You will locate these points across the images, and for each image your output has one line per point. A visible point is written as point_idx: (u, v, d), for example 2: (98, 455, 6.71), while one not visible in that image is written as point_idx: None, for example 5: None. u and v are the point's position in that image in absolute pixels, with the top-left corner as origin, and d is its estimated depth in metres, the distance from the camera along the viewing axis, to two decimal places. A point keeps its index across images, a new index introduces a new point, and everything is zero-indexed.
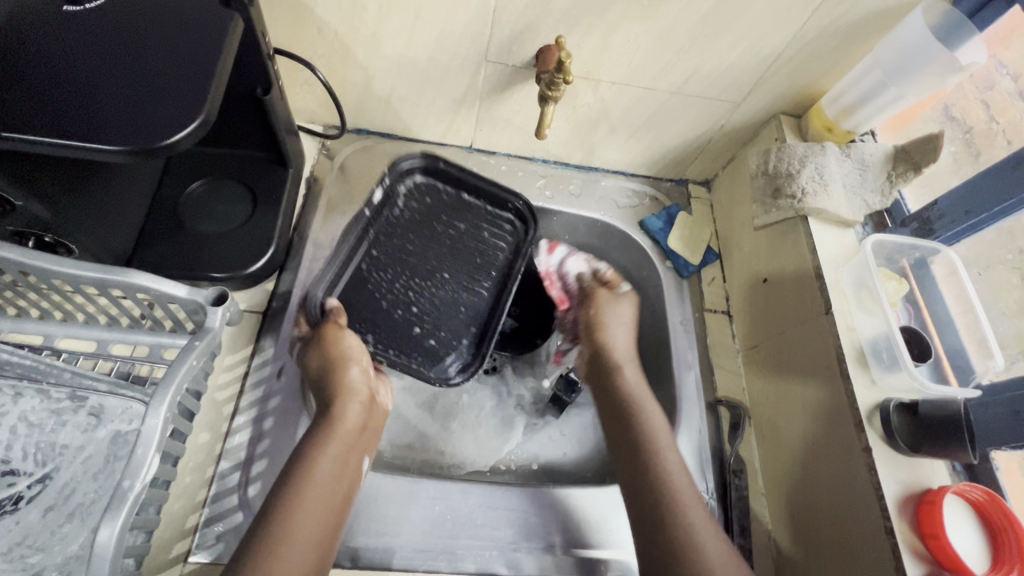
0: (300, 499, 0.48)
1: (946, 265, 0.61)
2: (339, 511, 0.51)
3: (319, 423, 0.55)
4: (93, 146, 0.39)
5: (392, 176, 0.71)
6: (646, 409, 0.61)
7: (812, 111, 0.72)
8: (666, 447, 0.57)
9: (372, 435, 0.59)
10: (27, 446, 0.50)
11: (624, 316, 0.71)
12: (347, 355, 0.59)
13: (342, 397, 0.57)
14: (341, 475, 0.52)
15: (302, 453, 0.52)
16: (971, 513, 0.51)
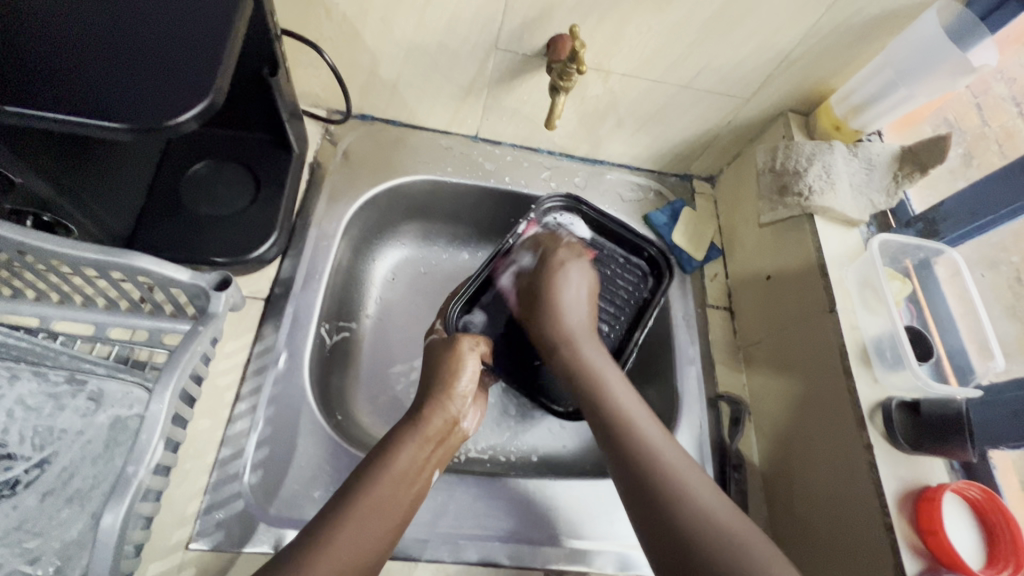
0: (374, 487, 0.48)
1: (949, 266, 0.62)
2: (407, 510, 0.49)
3: (408, 419, 0.55)
4: (97, 122, 0.38)
5: (539, 212, 0.72)
6: (606, 373, 0.59)
7: (821, 109, 0.72)
8: (644, 424, 0.55)
9: (455, 444, 0.57)
10: (24, 430, 0.49)
11: (580, 283, 0.67)
12: (455, 369, 0.59)
13: (440, 399, 0.57)
14: (415, 474, 0.51)
15: (383, 447, 0.52)
16: (969, 511, 0.52)
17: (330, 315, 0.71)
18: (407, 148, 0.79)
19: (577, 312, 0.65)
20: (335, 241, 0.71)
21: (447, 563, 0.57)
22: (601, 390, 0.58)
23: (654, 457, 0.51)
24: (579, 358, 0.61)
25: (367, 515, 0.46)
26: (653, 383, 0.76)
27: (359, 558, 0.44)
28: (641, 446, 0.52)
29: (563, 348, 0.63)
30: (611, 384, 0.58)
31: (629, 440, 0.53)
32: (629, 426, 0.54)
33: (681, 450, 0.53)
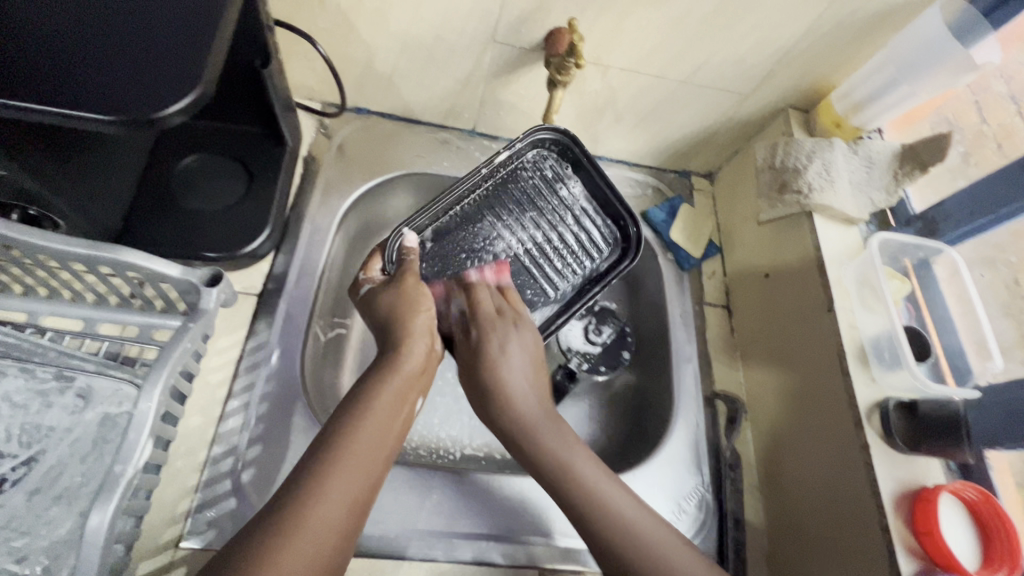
0: (359, 423, 0.45)
1: (948, 266, 0.61)
2: (395, 443, 0.47)
3: (384, 359, 0.52)
4: (85, 115, 0.37)
5: (525, 140, 0.67)
6: (574, 455, 0.52)
7: (822, 106, 0.72)
8: (592, 480, 0.50)
9: (432, 378, 0.56)
10: (11, 427, 0.48)
11: (518, 362, 0.57)
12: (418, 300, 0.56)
13: (412, 335, 0.54)
14: (401, 406, 0.49)
15: (362, 383, 0.50)
16: (964, 512, 0.52)
17: (324, 312, 0.71)
18: (403, 142, 0.78)
19: (529, 399, 0.56)
20: (329, 236, 0.70)
21: (440, 562, 0.56)
22: (550, 458, 0.51)
23: (615, 530, 0.47)
24: (534, 443, 0.53)
25: (359, 445, 0.43)
26: (650, 381, 0.75)
27: (361, 488, 0.42)
28: (603, 526, 0.47)
29: (525, 441, 0.53)
30: (540, 429, 0.53)
31: (568, 494, 0.50)
32: (584, 491, 0.49)
33: (637, 499, 0.50)
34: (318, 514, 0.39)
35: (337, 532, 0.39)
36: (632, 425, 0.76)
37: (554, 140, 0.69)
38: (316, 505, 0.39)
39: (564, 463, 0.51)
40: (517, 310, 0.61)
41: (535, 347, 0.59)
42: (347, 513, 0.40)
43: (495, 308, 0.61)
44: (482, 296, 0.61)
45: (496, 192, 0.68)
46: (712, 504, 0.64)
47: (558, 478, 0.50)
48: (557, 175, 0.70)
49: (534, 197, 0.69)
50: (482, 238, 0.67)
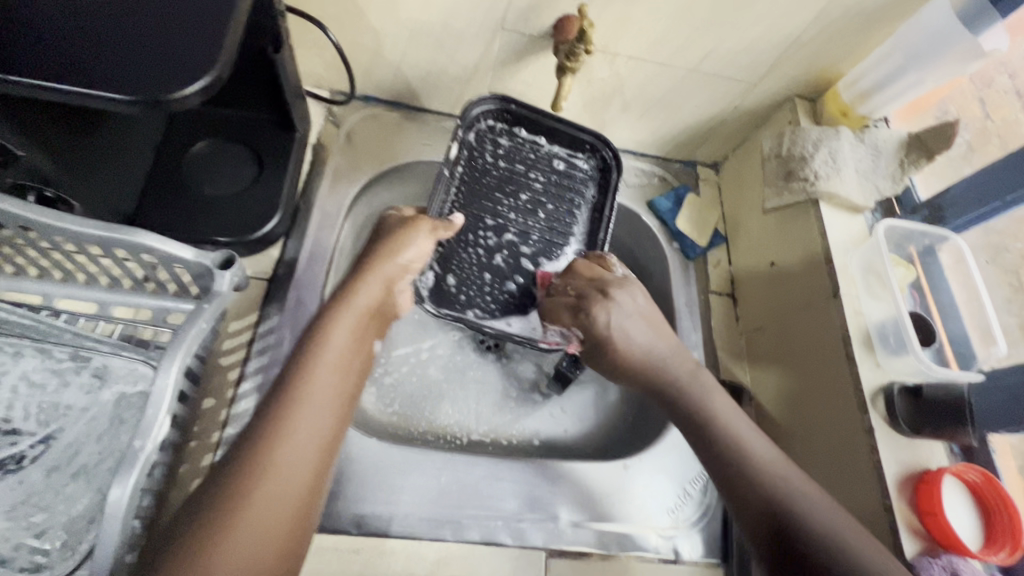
0: (314, 365, 0.44)
1: (953, 253, 0.62)
2: (355, 384, 0.47)
3: (331, 301, 0.51)
4: (103, 95, 0.38)
5: (466, 119, 0.68)
6: (713, 405, 0.52)
7: (828, 94, 0.72)
8: (744, 431, 0.49)
9: (386, 318, 0.55)
10: (29, 406, 0.49)
11: (639, 303, 0.58)
12: (413, 242, 0.57)
13: (368, 276, 0.53)
14: (356, 348, 0.48)
15: (316, 322, 0.48)
16: (967, 494, 0.52)
17: None
18: (410, 130, 0.78)
19: (663, 349, 0.56)
20: (338, 222, 0.71)
21: (450, 542, 0.57)
22: (711, 422, 0.51)
23: (738, 448, 0.48)
24: (685, 403, 0.52)
25: (316, 392, 0.43)
26: None
27: (324, 427, 0.42)
28: (756, 479, 0.46)
29: (680, 402, 0.53)
30: (693, 386, 0.53)
31: (712, 438, 0.50)
32: (726, 441, 0.49)
33: (772, 443, 0.49)
34: (279, 464, 0.39)
35: (304, 475, 0.40)
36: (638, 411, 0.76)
37: (489, 108, 0.70)
38: (279, 454, 0.39)
39: (703, 412, 0.51)
40: (606, 276, 0.61)
41: (644, 308, 0.58)
42: (317, 452, 0.41)
43: (576, 290, 0.61)
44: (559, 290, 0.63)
45: (485, 173, 0.70)
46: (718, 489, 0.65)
47: (698, 426, 0.51)
48: (535, 140, 0.73)
49: (522, 164, 0.72)
50: (489, 230, 0.70)
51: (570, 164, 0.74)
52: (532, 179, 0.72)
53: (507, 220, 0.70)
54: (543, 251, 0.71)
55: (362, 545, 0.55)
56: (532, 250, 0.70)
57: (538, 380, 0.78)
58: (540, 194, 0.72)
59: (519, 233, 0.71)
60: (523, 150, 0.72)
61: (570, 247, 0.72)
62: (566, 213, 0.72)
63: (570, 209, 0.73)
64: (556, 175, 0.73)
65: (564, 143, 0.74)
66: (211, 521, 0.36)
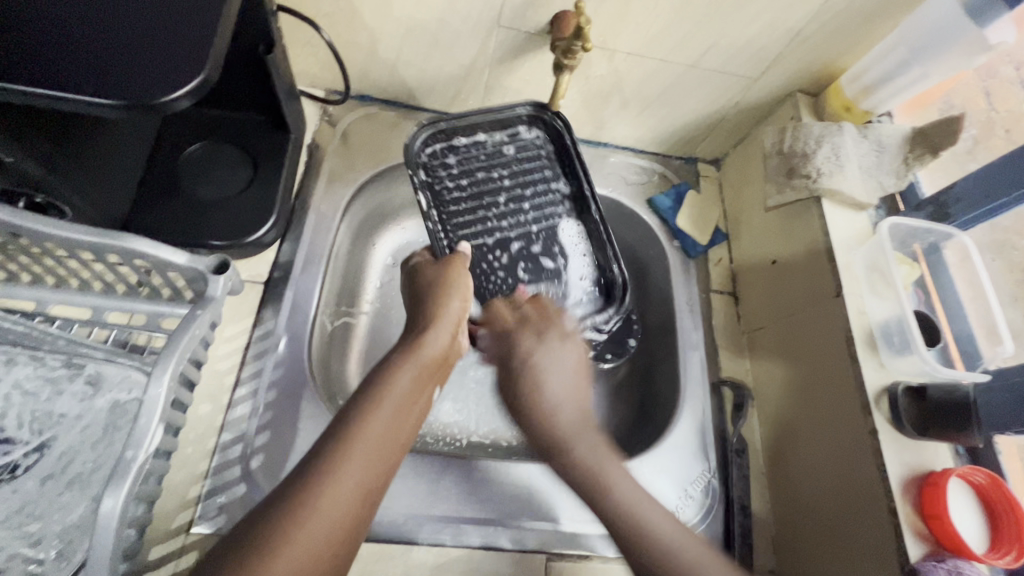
0: (371, 411, 0.43)
1: (958, 252, 0.61)
2: (412, 431, 0.46)
3: (399, 348, 0.52)
4: (88, 100, 0.37)
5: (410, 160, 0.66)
6: (612, 476, 0.47)
7: (831, 89, 0.71)
8: (617, 481, 0.47)
9: (450, 369, 0.55)
10: (22, 414, 0.49)
11: (568, 362, 0.57)
12: (456, 286, 0.58)
13: (436, 324, 0.54)
14: (419, 393, 0.48)
15: (378, 369, 0.49)
16: (973, 495, 0.51)
17: (331, 301, 0.71)
18: (407, 130, 0.77)
19: (569, 401, 0.54)
20: (334, 224, 0.70)
21: (448, 546, 0.57)
22: (602, 495, 0.46)
23: (636, 534, 0.43)
24: (572, 461, 0.49)
25: (377, 436, 0.42)
26: (656, 369, 0.75)
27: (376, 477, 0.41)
28: (636, 546, 0.43)
29: (557, 457, 0.51)
30: (573, 442, 0.50)
31: (593, 497, 0.47)
32: (602, 492, 0.46)
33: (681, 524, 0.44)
34: (334, 497, 0.38)
35: (347, 523, 0.38)
36: (638, 412, 0.76)
37: (420, 136, 0.68)
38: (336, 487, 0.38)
39: (597, 470, 0.48)
40: (550, 323, 0.61)
41: (568, 361, 0.57)
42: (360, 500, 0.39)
43: (519, 316, 0.62)
44: (504, 313, 0.62)
45: (465, 203, 0.69)
46: (719, 490, 0.64)
47: (589, 491, 0.47)
48: (477, 138, 0.71)
49: (484, 171, 0.70)
50: (495, 253, 0.68)
51: (517, 141, 0.72)
52: (500, 177, 0.70)
53: (505, 232, 0.70)
54: (548, 240, 0.71)
55: (361, 550, 0.55)
56: (549, 249, 0.70)
57: None
58: (515, 186, 0.71)
59: (521, 236, 0.70)
60: (483, 152, 0.71)
61: (569, 220, 0.71)
62: (545, 193, 0.71)
63: (547, 187, 0.72)
64: (509, 162, 0.71)
65: (502, 125, 0.71)
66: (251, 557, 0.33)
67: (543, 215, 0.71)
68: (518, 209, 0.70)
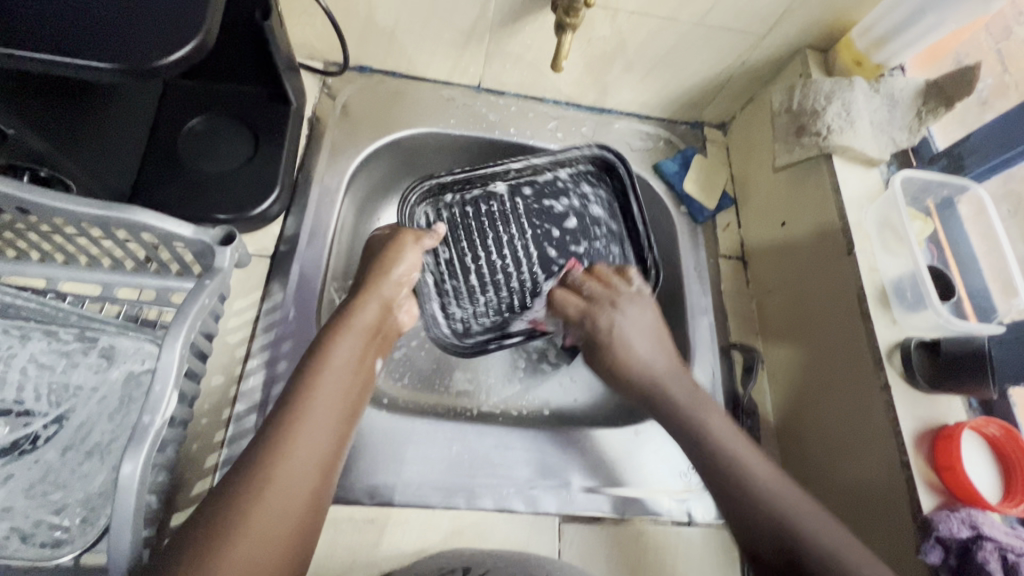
0: (312, 392, 0.47)
1: (973, 205, 0.59)
2: (353, 404, 0.50)
3: (338, 317, 0.55)
4: (81, 62, 0.36)
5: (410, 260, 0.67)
6: (714, 428, 0.54)
7: (841, 44, 0.69)
8: (724, 435, 0.53)
9: (388, 335, 0.58)
10: (39, 387, 0.49)
11: (647, 321, 0.64)
12: (393, 261, 0.59)
13: (367, 293, 0.57)
14: (354, 367, 0.51)
15: (316, 342, 0.52)
16: (986, 447, 0.51)
17: (338, 275, 0.71)
18: (408, 100, 0.76)
19: (649, 347, 0.62)
20: (338, 197, 0.69)
21: (463, 510, 0.58)
22: (713, 440, 0.53)
23: (739, 471, 0.50)
24: (669, 402, 0.57)
25: (317, 413, 0.46)
26: (664, 335, 0.75)
27: (316, 455, 0.45)
28: (738, 484, 0.50)
29: (659, 401, 0.58)
30: (665, 381, 0.59)
31: (691, 440, 0.54)
32: (737, 467, 0.50)
33: (768, 462, 0.52)
34: (279, 478, 0.42)
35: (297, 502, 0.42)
36: None
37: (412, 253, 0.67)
38: (280, 470, 0.42)
39: (683, 415, 0.56)
40: (617, 292, 0.66)
41: (650, 322, 0.64)
42: (309, 476, 0.43)
43: (587, 295, 0.67)
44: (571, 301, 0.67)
45: (484, 279, 0.72)
46: None
47: (683, 431, 0.55)
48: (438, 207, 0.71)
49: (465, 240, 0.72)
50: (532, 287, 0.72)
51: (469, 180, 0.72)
52: (482, 228, 0.72)
53: (522, 267, 0.72)
54: (557, 237, 0.74)
55: (376, 515, 0.56)
56: (586, 224, 0.74)
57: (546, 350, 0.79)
58: (529, 195, 0.74)
59: (535, 260, 0.73)
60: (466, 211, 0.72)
61: (593, 190, 0.75)
62: (566, 185, 0.74)
63: (562, 179, 0.74)
64: (481, 208, 0.73)
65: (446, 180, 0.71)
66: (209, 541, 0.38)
67: (533, 224, 0.73)
68: (546, 210, 0.74)
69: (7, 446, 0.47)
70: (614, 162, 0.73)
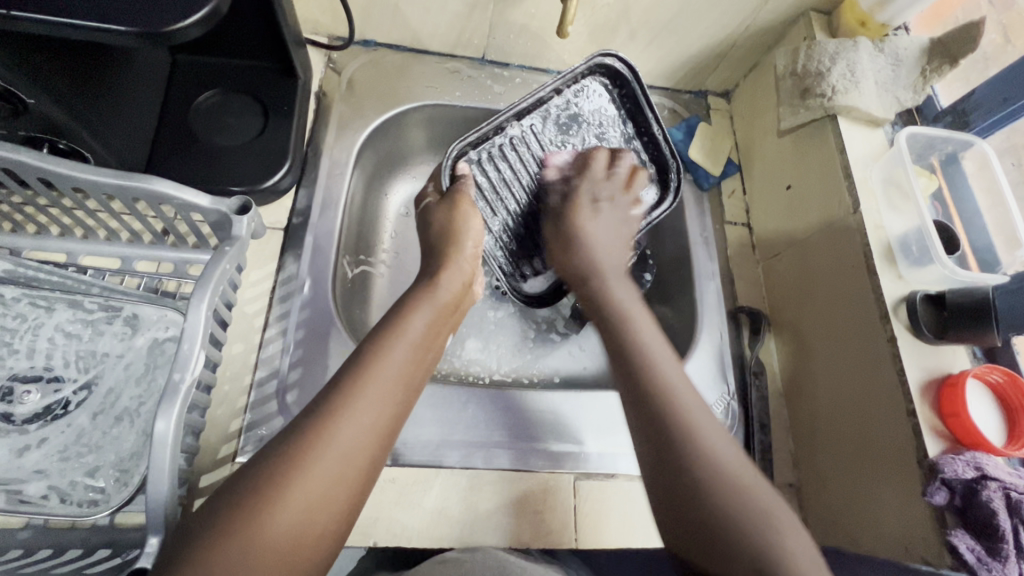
0: (388, 351, 0.48)
1: (977, 159, 0.60)
2: (424, 373, 0.50)
3: (416, 290, 0.56)
4: (97, 24, 0.37)
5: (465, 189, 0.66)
6: (643, 330, 0.53)
7: (846, 5, 0.69)
8: (649, 339, 0.52)
9: (461, 315, 0.60)
10: (67, 355, 0.51)
11: (618, 221, 0.66)
12: (467, 232, 0.61)
13: (449, 267, 0.59)
14: (429, 341, 0.52)
15: (393, 312, 0.53)
16: (991, 395, 0.52)
17: (350, 248, 0.72)
18: (413, 74, 0.77)
19: (608, 249, 0.63)
20: (348, 170, 0.70)
21: (481, 469, 0.59)
22: (632, 339, 0.52)
23: (663, 391, 0.47)
24: (608, 294, 0.58)
25: (388, 375, 0.46)
26: (672, 301, 0.76)
27: (388, 417, 0.45)
28: (644, 373, 0.48)
29: (594, 280, 0.60)
30: (608, 275, 0.61)
31: (612, 328, 0.54)
32: (632, 339, 0.52)
33: (684, 372, 0.49)
34: (345, 429, 0.42)
35: (364, 454, 0.42)
36: None
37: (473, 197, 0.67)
38: (347, 424, 0.42)
39: (622, 308, 0.56)
40: (614, 189, 0.66)
41: (623, 226, 0.66)
42: (377, 433, 0.44)
43: (570, 197, 0.66)
44: (597, 164, 0.67)
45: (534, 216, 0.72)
46: (739, 410, 0.66)
47: (614, 317, 0.55)
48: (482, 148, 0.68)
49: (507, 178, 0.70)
50: None
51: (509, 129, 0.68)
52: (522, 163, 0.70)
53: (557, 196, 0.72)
54: (582, 163, 0.72)
55: (397, 474, 0.57)
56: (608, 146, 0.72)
57: (554, 320, 0.80)
58: (544, 126, 0.70)
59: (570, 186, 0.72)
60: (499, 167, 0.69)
61: (606, 113, 0.71)
62: (578, 111, 0.70)
63: (571, 103, 0.70)
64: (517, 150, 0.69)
65: (489, 124, 0.66)
66: (271, 483, 0.39)
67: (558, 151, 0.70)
68: (565, 137, 0.71)
69: (41, 411, 0.49)
70: (624, 73, 0.69)
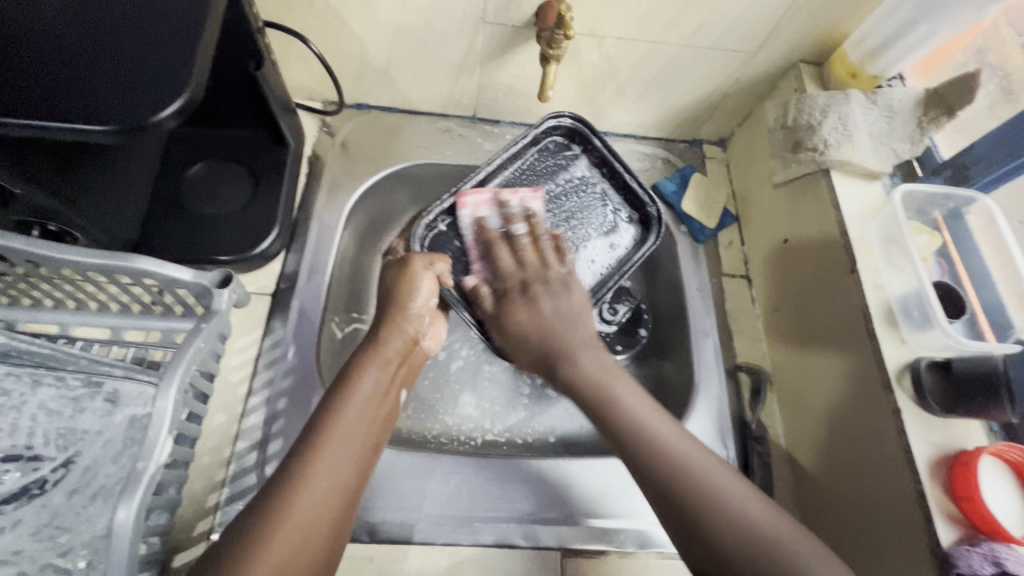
0: (341, 410, 0.48)
1: (982, 215, 0.57)
2: (380, 429, 0.50)
3: (364, 346, 0.56)
4: (80, 127, 0.38)
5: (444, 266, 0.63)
6: (617, 386, 0.54)
7: (835, 56, 0.67)
8: (650, 418, 0.51)
9: (413, 370, 0.59)
10: (48, 432, 0.51)
11: (571, 307, 0.60)
12: (414, 295, 0.58)
13: (402, 319, 0.58)
14: (383, 395, 0.52)
15: (347, 371, 0.53)
16: (1009, 475, 0.48)
17: (339, 308, 0.72)
18: (405, 134, 0.78)
19: (590, 315, 0.60)
20: (337, 232, 0.71)
21: (464, 545, 0.57)
22: (619, 410, 0.52)
23: (682, 472, 0.46)
24: (578, 368, 0.56)
25: (341, 435, 0.46)
26: (669, 358, 0.73)
27: (347, 477, 0.44)
28: (664, 464, 0.47)
29: (561, 365, 0.57)
30: (581, 352, 0.57)
31: (608, 417, 0.52)
32: (645, 437, 0.49)
33: (682, 431, 0.50)
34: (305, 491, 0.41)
35: (323, 518, 0.41)
36: None
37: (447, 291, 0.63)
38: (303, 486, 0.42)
39: (604, 385, 0.54)
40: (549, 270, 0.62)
41: (577, 305, 0.60)
42: (338, 494, 0.43)
43: (520, 261, 0.62)
44: (523, 246, 0.63)
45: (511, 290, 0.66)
46: None
47: (596, 399, 0.54)
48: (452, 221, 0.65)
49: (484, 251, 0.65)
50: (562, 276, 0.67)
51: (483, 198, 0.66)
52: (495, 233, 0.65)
53: None
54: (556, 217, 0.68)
55: (375, 552, 0.55)
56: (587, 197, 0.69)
57: None
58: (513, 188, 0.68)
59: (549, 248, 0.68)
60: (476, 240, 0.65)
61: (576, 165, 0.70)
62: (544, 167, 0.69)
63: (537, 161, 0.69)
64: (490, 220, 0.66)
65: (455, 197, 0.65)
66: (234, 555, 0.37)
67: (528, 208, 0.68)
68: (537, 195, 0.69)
69: (17, 491, 0.49)
70: (582, 129, 0.69)
